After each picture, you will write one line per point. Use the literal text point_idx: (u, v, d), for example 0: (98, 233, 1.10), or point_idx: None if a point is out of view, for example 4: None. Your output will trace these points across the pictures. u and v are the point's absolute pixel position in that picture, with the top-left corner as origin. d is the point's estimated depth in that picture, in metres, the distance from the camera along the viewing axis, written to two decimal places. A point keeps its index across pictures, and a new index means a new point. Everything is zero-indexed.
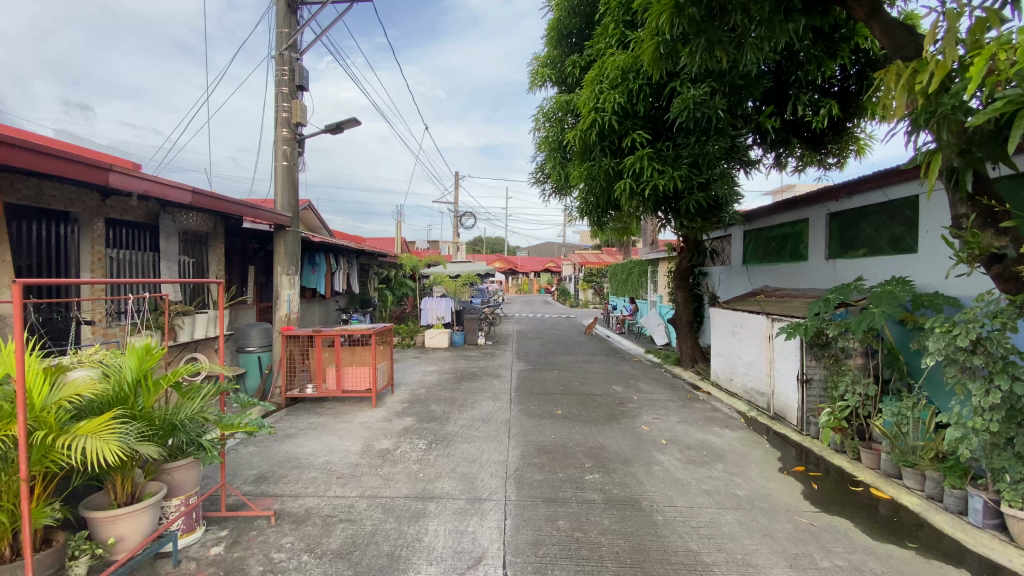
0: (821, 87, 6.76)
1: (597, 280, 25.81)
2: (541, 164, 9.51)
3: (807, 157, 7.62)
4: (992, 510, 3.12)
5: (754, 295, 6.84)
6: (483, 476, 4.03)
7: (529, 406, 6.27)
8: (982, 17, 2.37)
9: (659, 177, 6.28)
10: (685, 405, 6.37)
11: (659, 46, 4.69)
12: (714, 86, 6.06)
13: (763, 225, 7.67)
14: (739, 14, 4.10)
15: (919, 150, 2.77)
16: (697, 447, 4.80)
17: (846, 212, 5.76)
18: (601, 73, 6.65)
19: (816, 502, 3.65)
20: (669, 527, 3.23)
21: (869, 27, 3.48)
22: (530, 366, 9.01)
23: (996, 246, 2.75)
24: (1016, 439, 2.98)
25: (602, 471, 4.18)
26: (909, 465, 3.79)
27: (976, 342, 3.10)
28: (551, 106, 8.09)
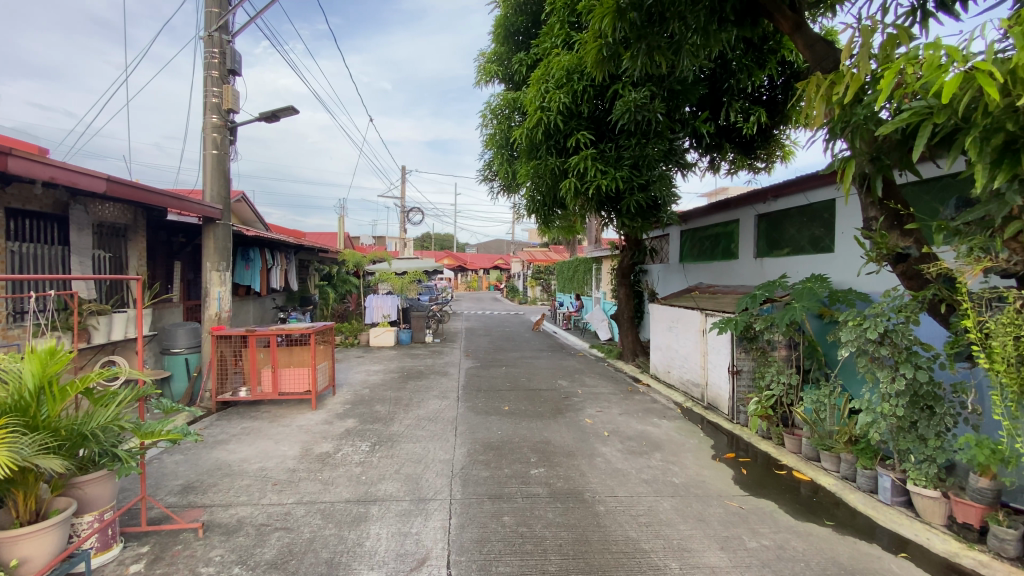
0: (752, 95, 7.15)
1: (545, 277, 26.06)
2: (488, 161, 9.51)
3: (739, 162, 8.05)
4: (898, 489, 3.44)
5: (691, 292, 7.16)
6: (428, 476, 3.98)
7: (476, 403, 6.24)
8: (893, 35, 2.60)
9: (602, 177, 6.42)
10: (627, 398, 6.56)
11: (602, 49, 4.78)
12: (655, 91, 6.27)
13: (698, 225, 8.03)
14: (676, 21, 4.28)
15: (835, 156, 3.00)
16: (637, 438, 4.96)
17: (772, 214, 6.14)
18: (548, 72, 6.73)
19: (745, 486, 3.88)
20: (610, 517, 3.32)
21: (794, 41, 3.73)
22: (478, 363, 8.98)
23: (901, 247, 2.98)
24: (919, 422, 3.29)
25: (547, 465, 4.24)
26: (826, 448, 4.11)
27: (883, 334, 3.40)
28: (498, 103, 8.11)
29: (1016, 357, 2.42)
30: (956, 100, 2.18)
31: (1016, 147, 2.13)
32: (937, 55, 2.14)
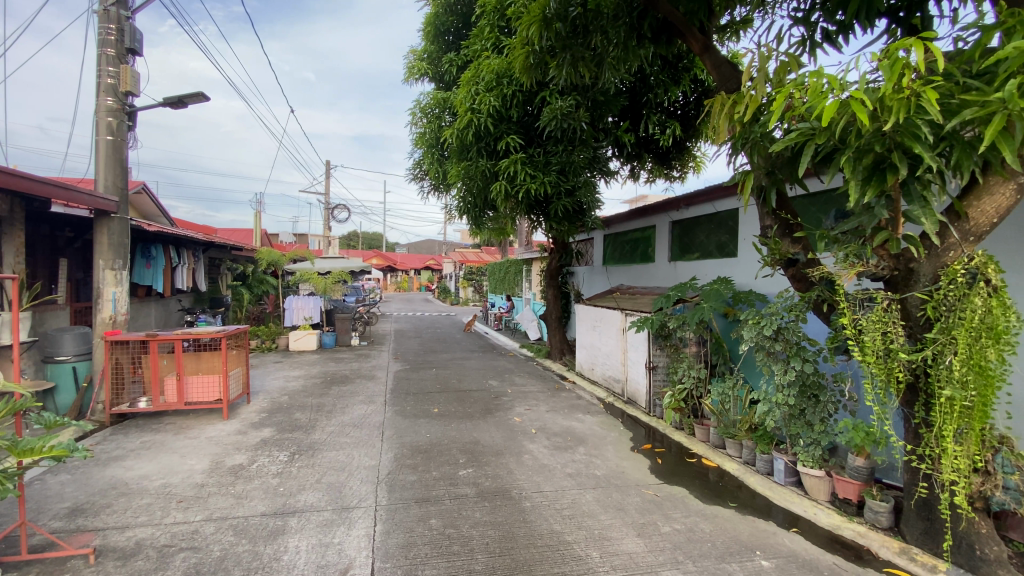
0: (668, 109, 7.63)
1: (477, 278, 26.12)
2: (418, 160, 9.39)
3: (656, 170, 8.56)
4: (790, 470, 3.84)
5: (614, 292, 7.51)
6: (352, 484, 3.86)
7: (404, 406, 6.14)
8: (785, 62, 2.90)
9: (531, 181, 6.56)
10: (554, 396, 6.75)
11: (529, 56, 4.90)
12: (580, 100, 6.51)
13: (620, 230, 8.42)
14: (598, 35, 4.50)
15: (737, 169, 3.30)
16: (562, 434, 5.13)
17: (685, 221, 6.59)
18: (477, 74, 6.79)
19: (660, 475, 4.14)
20: (536, 512, 3.41)
21: (703, 62, 4.04)
22: (407, 366, 8.83)
23: (791, 252, 3.33)
24: (806, 410, 3.69)
25: (475, 465, 4.27)
26: (730, 436, 4.49)
27: (777, 331, 3.80)
28: (428, 102, 8.06)
29: (883, 350, 2.78)
30: (834, 123, 2.47)
31: (882, 167, 2.45)
32: (820, 83, 2.41)
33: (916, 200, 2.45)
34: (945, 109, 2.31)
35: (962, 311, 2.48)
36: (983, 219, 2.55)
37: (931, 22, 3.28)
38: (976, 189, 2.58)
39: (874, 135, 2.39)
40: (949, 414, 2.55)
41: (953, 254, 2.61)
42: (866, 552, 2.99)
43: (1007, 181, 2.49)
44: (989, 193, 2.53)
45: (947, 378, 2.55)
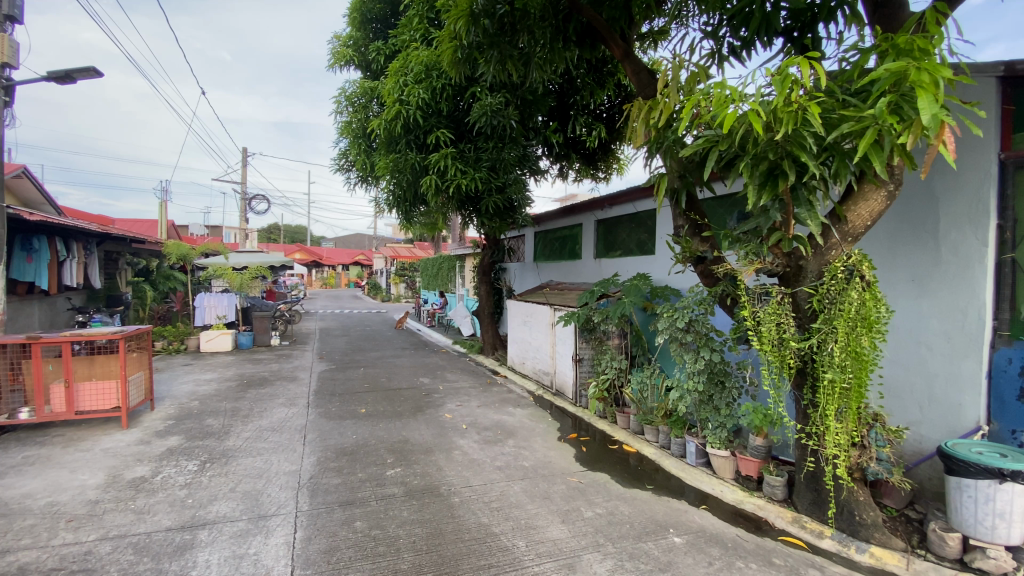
0: (594, 111, 7.89)
1: (409, 274, 25.63)
2: (344, 151, 9.03)
3: (583, 171, 8.82)
4: (700, 452, 4.14)
5: (543, 288, 7.66)
6: (270, 491, 3.66)
7: (329, 408, 5.90)
8: (696, 72, 3.11)
9: (462, 176, 6.51)
10: (485, 391, 6.78)
11: (457, 50, 4.88)
12: (509, 98, 6.57)
13: (549, 227, 8.61)
14: (525, 34, 4.57)
15: (654, 172, 3.51)
16: (492, 428, 5.18)
17: (608, 219, 6.87)
18: (406, 65, 6.66)
19: (584, 462, 4.32)
20: (464, 507, 3.43)
21: (624, 67, 4.22)
22: (333, 365, 8.50)
23: (700, 250, 3.59)
24: (714, 395, 4.03)
25: (403, 464, 4.20)
26: (648, 422, 4.77)
27: (689, 323, 4.11)
28: (354, 90, 7.79)
29: (777, 339, 3.07)
30: (735, 132, 2.69)
31: (775, 173, 2.70)
32: (724, 93, 2.61)
33: (804, 204, 2.72)
34: (828, 122, 2.57)
35: (842, 303, 2.80)
36: (859, 222, 2.88)
37: (820, 43, 3.65)
38: (854, 196, 2.90)
39: (769, 143, 2.62)
40: (832, 395, 2.87)
41: (835, 252, 2.93)
42: (764, 523, 3.29)
43: (879, 189, 2.82)
44: (864, 200, 2.85)
45: (829, 363, 2.87)
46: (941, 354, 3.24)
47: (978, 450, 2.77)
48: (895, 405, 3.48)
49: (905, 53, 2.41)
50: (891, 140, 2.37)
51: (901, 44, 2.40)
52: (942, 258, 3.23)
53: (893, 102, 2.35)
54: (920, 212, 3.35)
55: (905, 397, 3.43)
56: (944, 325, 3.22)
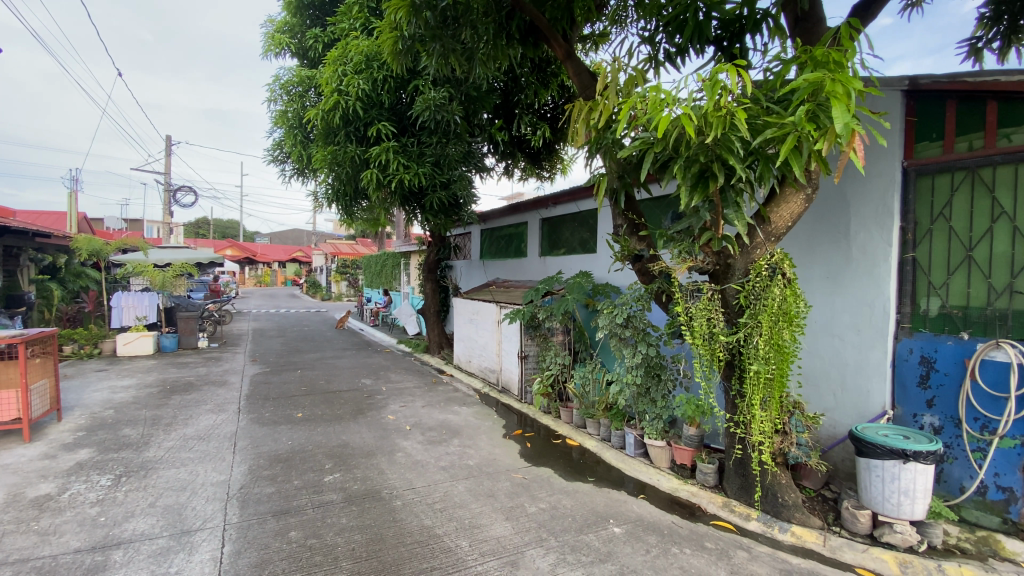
0: (538, 111, 7.96)
1: (352, 272, 24.83)
2: (279, 142, 8.58)
3: (529, 170, 8.87)
4: (638, 443, 4.29)
5: (489, 286, 7.65)
6: (195, 504, 3.42)
7: (263, 413, 5.59)
8: (633, 76, 3.20)
9: (404, 171, 6.35)
10: (430, 391, 6.68)
11: (398, 41, 4.76)
12: (453, 93, 6.49)
13: (495, 225, 8.60)
14: (467, 28, 4.51)
15: (594, 172, 3.59)
16: (437, 428, 5.11)
17: (552, 218, 6.96)
18: (344, 54, 6.45)
19: (528, 458, 4.36)
20: (406, 510, 3.36)
21: (566, 67, 4.28)
22: (267, 368, 8.06)
23: (638, 249, 3.72)
24: (650, 388, 4.20)
25: (342, 469, 4.05)
26: (590, 416, 4.89)
27: (628, 319, 4.26)
28: (290, 78, 7.42)
29: (708, 333, 3.22)
30: (669, 135, 2.79)
31: (705, 176, 2.83)
32: (658, 97, 2.69)
33: (731, 205, 2.87)
34: (754, 128, 2.71)
35: (766, 299, 2.99)
36: (780, 223, 3.07)
37: (747, 53, 3.86)
38: (776, 198, 3.09)
39: (700, 146, 2.74)
40: (757, 385, 3.05)
41: (759, 252, 3.11)
42: (697, 509, 3.45)
43: (798, 192, 3.02)
44: (785, 202, 3.05)
45: (754, 355, 3.04)
46: (851, 345, 3.53)
47: (884, 433, 3.03)
48: (813, 393, 3.76)
49: (822, 65, 2.58)
50: (809, 146, 2.54)
51: (818, 56, 2.56)
52: (853, 258, 3.52)
53: (810, 111, 2.51)
54: (834, 215, 3.63)
55: (821, 385, 3.72)
56: (855, 318, 3.51)
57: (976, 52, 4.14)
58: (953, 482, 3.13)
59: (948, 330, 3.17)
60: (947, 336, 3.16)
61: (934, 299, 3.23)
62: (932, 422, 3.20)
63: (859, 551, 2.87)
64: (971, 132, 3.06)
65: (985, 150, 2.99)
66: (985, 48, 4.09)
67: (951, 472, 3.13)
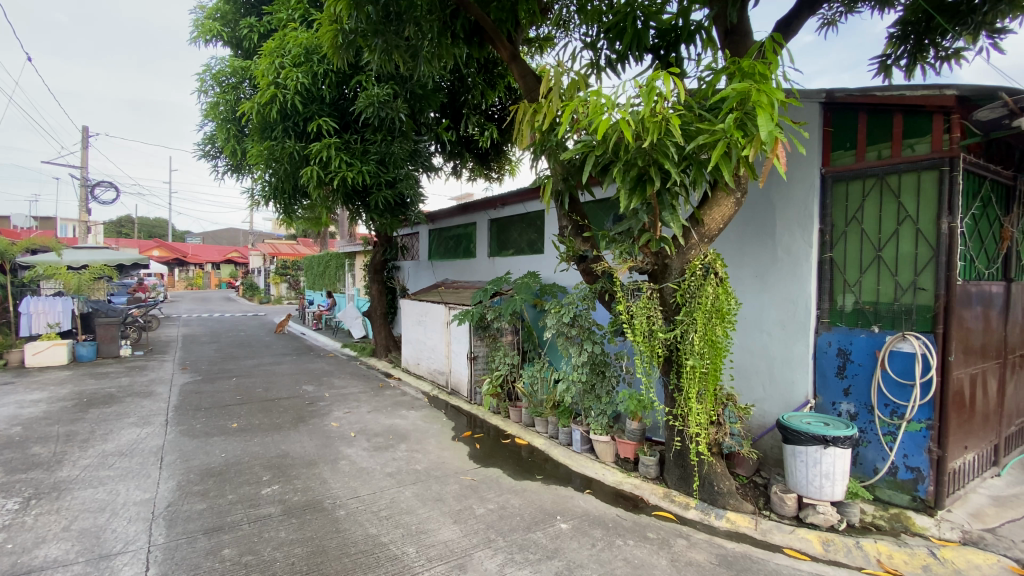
0: (485, 112, 7.96)
1: (293, 273, 23.81)
2: (211, 136, 8.10)
3: (477, 170, 8.83)
4: (584, 439, 4.39)
5: (438, 287, 7.57)
6: (116, 526, 3.15)
7: (193, 425, 5.24)
8: (576, 80, 3.27)
9: (347, 169, 6.15)
10: (377, 395, 6.51)
11: (338, 35, 4.60)
12: (397, 90, 6.36)
13: (443, 225, 8.52)
14: (411, 25, 4.43)
15: (539, 175, 3.63)
16: (383, 433, 4.99)
17: (500, 219, 6.98)
18: (282, 46, 6.19)
19: (477, 459, 4.35)
20: (350, 520, 3.25)
21: (511, 69, 4.30)
22: (199, 376, 7.57)
23: (582, 250, 3.80)
24: (596, 385, 4.31)
25: (282, 480, 3.88)
26: (539, 415, 4.95)
27: (574, 318, 4.36)
28: (222, 69, 7.01)
29: (647, 331, 3.34)
30: (609, 139, 2.87)
31: (643, 179, 2.93)
32: (598, 101, 2.76)
33: (667, 208, 2.99)
34: (687, 134, 2.82)
35: (700, 297, 3.14)
36: (713, 225, 3.23)
37: (682, 62, 4.03)
38: (709, 202, 3.24)
39: (638, 151, 2.83)
40: (693, 379, 3.19)
41: (694, 252, 3.25)
42: (640, 501, 3.57)
43: (728, 196, 3.18)
44: (717, 205, 3.20)
45: (691, 350, 3.18)
46: (778, 339, 3.76)
47: (807, 420, 3.26)
48: (744, 386, 3.99)
49: (748, 76, 2.72)
50: (737, 152, 2.68)
51: (745, 67, 2.69)
52: (778, 258, 3.75)
53: (738, 119, 2.66)
54: (761, 218, 3.86)
55: (751, 378, 3.95)
56: (780, 314, 3.75)
57: (886, 68, 4.52)
58: (867, 464, 3.40)
59: (861, 324, 3.45)
60: (860, 329, 3.44)
61: (848, 295, 3.51)
62: (849, 409, 3.47)
63: (786, 532, 3.06)
64: (880, 143, 3.33)
65: (892, 158, 3.26)
66: (894, 65, 4.47)
67: (866, 455, 3.41)
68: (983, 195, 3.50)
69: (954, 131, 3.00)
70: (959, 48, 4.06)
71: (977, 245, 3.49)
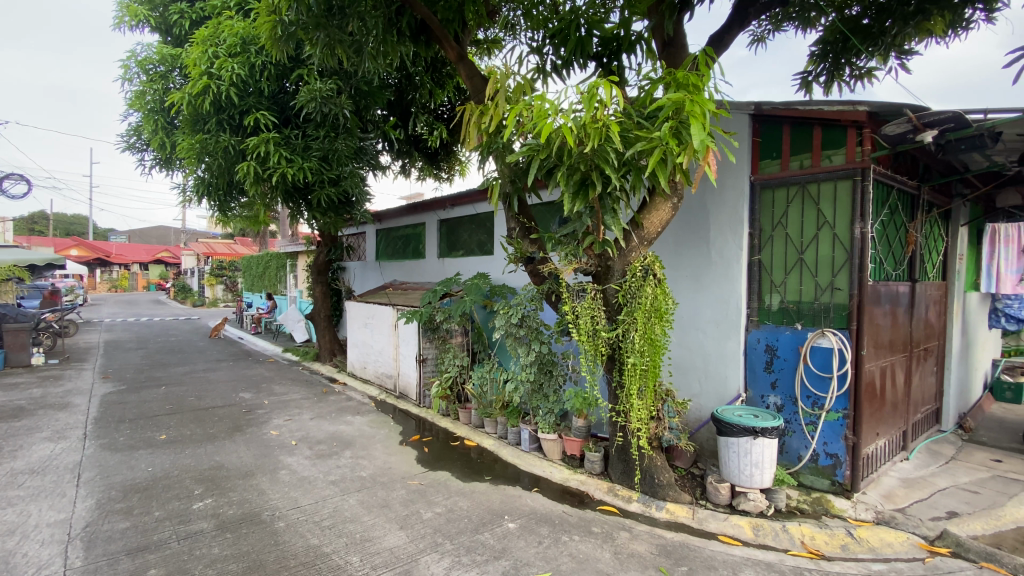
0: (434, 111, 7.88)
1: (230, 274, 22.58)
2: (136, 127, 7.55)
3: (426, 170, 8.73)
4: (532, 438, 4.45)
5: (386, 288, 7.43)
6: (26, 550, 2.88)
7: (116, 438, 4.87)
8: (522, 84, 3.31)
9: (287, 165, 5.91)
10: (320, 402, 6.30)
11: (276, 26, 4.42)
12: (341, 86, 6.18)
13: (392, 225, 8.36)
14: (355, 21, 4.32)
15: (487, 176, 3.65)
16: (327, 440, 4.84)
17: (450, 220, 6.95)
18: (216, 34, 5.87)
19: (425, 463, 4.30)
20: (290, 531, 3.14)
21: (458, 69, 4.28)
22: (123, 386, 7.04)
23: (529, 251, 3.85)
24: (543, 384, 4.38)
25: (215, 493, 3.68)
26: (488, 416, 4.97)
27: (523, 319, 4.42)
28: (149, 56, 6.55)
29: (592, 330, 3.43)
30: (553, 143, 2.92)
31: (585, 184, 3.00)
32: (542, 106, 2.81)
33: (609, 212, 3.09)
34: (627, 140, 2.92)
35: (640, 297, 3.26)
36: (652, 229, 3.35)
37: (624, 70, 4.15)
38: (648, 206, 3.37)
39: (580, 155, 2.91)
40: (634, 376, 3.31)
41: (634, 254, 3.36)
42: (586, 497, 3.66)
43: (666, 201, 3.33)
44: (655, 209, 3.34)
45: (632, 349, 3.31)
46: (712, 337, 3.96)
47: (739, 413, 3.46)
48: (682, 382, 4.17)
49: (683, 86, 2.85)
50: (672, 159, 2.79)
51: (680, 78, 2.82)
52: (712, 260, 3.95)
53: (674, 127, 2.78)
54: (697, 222, 4.04)
55: (688, 374, 4.13)
56: (714, 313, 3.95)
57: (807, 84, 4.86)
58: (792, 452, 3.65)
59: (786, 322, 3.69)
60: (785, 327, 3.69)
61: (775, 295, 3.75)
62: (776, 401, 3.71)
63: (721, 520, 3.23)
64: (801, 153, 3.59)
65: (812, 168, 3.52)
66: (814, 81, 4.82)
67: (791, 444, 3.66)
68: (891, 203, 3.84)
69: (865, 144, 3.27)
70: (871, 67, 4.44)
71: (886, 249, 3.82)
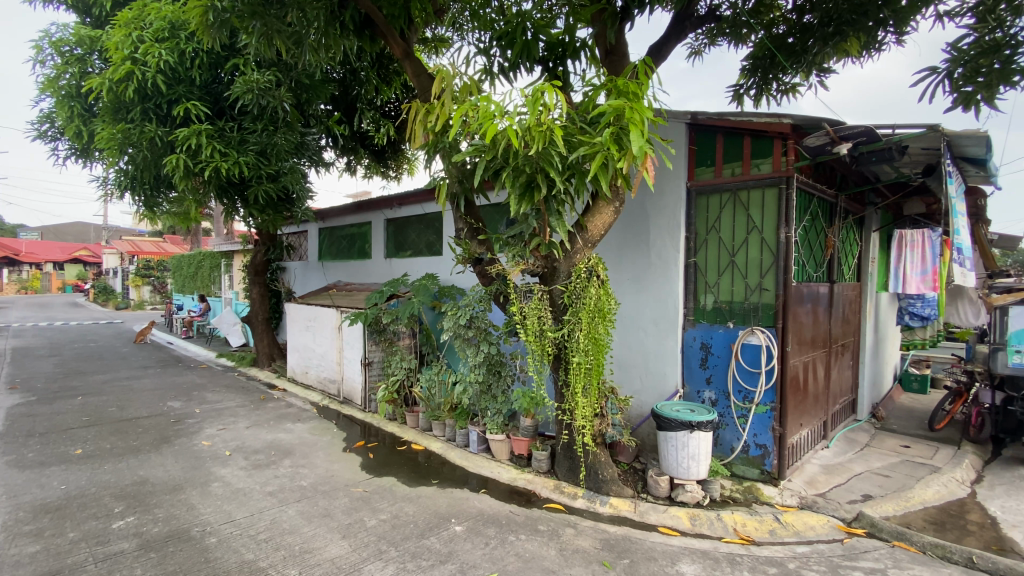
0: (380, 108, 7.70)
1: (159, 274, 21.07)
2: (48, 113, 6.90)
3: (372, 168, 8.51)
4: (480, 439, 4.44)
5: (330, 289, 7.20)
6: None
7: (23, 454, 4.43)
8: (468, 84, 3.30)
9: (221, 159, 5.58)
10: (257, 409, 6.00)
11: (207, 12, 4.16)
12: (280, 78, 5.91)
13: (336, 224, 8.10)
14: (295, 11, 4.14)
15: (434, 176, 3.61)
16: (264, 449, 4.62)
17: (397, 219, 6.81)
18: (141, 18, 5.47)
19: (370, 469, 4.20)
20: (223, 547, 2.97)
21: (404, 66, 4.20)
22: (32, 397, 6.41)
23: (477, 252, 3.84)
24: (491, 384, 4.39)
25: (139, 510, 3.43)
26: (436, 418, 4.92)
27: (471, 320, 4.41)
28: (65, 37, 6.01)
29: (538, 330, 3.46)
30: (499, 144, 2.93)
31: (531, 186, 3.04)
32: (488, 107, 2.81)
33: (554, 214, 3.14)
34: (570, 145, 2.97)
35: (584, 298, 3.34)
36: (595, 231, 3.43)
37: (570, 75, 4.22)
38: (592, 209, 3.45)
39: (526, 158, 2.94)
40: (578, 375, 3.39)
41: (579, 256, 3.43)
42: (533, 496, 3.70)
43: (608, 204, 3.43)
44: (598, 212, 3.42)
45: (576, 348, 3.38)
46: (652, 335, 4.11)
47: (676, 408, 3.60)
48: (625, 380, 4.30)
49: (623, 93, 2.94)
50: (613, 164, 2.87)
51: (621, 85, 2.91)
52: (652, 262, 4.09)
53: (614, 133, 2.86)
54: (638, 225, 4.18)
55: (630, 372, 4.26)
56: (654, 312, 4.10)
57: (739, 96, 5.13)
58: (726, 444, 3.86)
59: (719, 321, 3.89)
60: (719, 325, 3.88)
61: (709, 295, 3.94)
62: (710, 396, 3.90)
63: (661, 512, 3.36)
64: (733, 161, 3.79)
65: (742, 176, 3.73)
66: (745, 94, 5.09)
67: (725, 436, 3.86)
68: (812, 210, 4.13)
69: (789, 155, 3.51)
70: (795, 83, 4.75)
71: (808, 253, 4.10)
